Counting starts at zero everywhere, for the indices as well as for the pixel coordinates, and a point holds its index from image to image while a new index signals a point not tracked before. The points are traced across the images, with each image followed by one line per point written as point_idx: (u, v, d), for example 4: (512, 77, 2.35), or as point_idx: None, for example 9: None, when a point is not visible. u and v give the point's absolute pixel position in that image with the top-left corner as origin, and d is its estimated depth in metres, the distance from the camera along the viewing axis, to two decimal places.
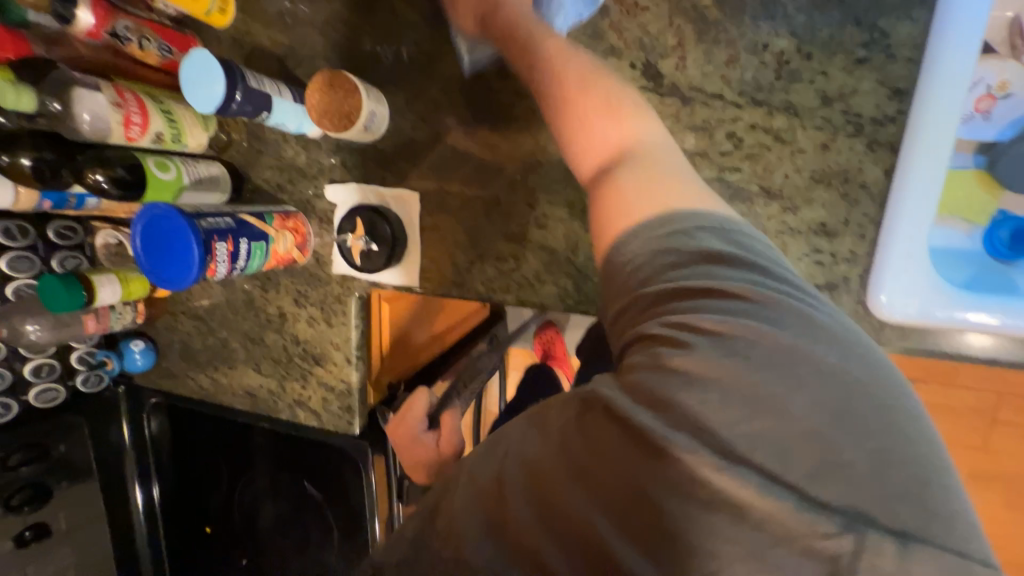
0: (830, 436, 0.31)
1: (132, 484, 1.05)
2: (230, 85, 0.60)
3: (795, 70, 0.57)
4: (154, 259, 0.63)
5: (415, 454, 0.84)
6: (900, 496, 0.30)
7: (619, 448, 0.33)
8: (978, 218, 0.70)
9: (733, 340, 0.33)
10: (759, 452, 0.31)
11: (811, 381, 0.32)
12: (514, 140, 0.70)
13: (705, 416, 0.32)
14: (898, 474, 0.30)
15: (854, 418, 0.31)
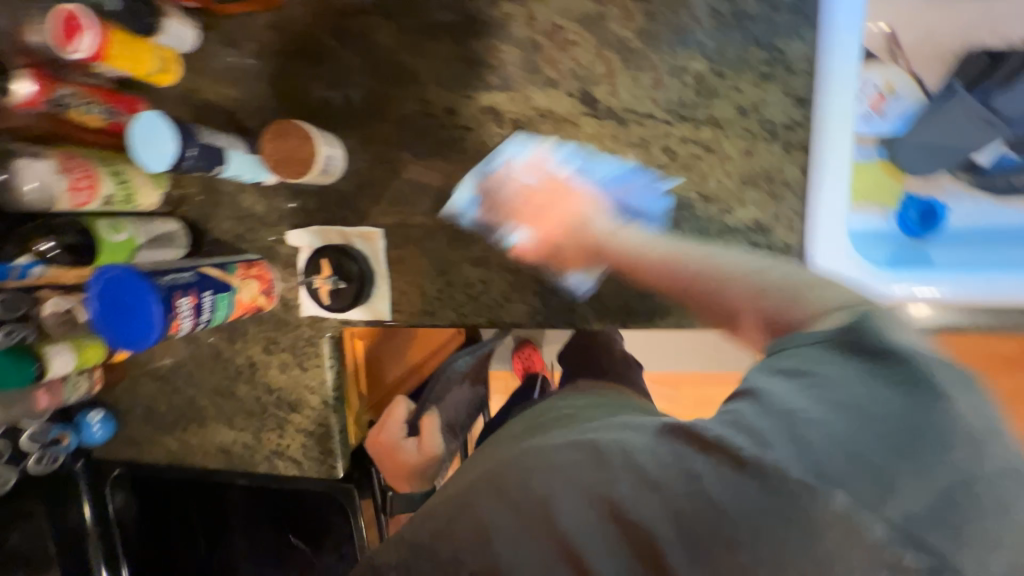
0: (901, 476, 0.35)
1: (98, 565, 1.00)
2: (183, 142, 0.61)
3: (712, 88, 0.64)
4: (111, 323, 0.61)
5: (401, 456, 0.99)
6: (945, 511, 0.34)
7: (698, 470, 0.40)
8: (890, 201, 0.78)
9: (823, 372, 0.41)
10: (831, 477, 0.36)
11: (883, 421, 0.37)
12: (468, 170, 0.73)
13: (779, 446, 0.38)
14: (953, 509, 0.34)
15: (925, 463, 0.36)
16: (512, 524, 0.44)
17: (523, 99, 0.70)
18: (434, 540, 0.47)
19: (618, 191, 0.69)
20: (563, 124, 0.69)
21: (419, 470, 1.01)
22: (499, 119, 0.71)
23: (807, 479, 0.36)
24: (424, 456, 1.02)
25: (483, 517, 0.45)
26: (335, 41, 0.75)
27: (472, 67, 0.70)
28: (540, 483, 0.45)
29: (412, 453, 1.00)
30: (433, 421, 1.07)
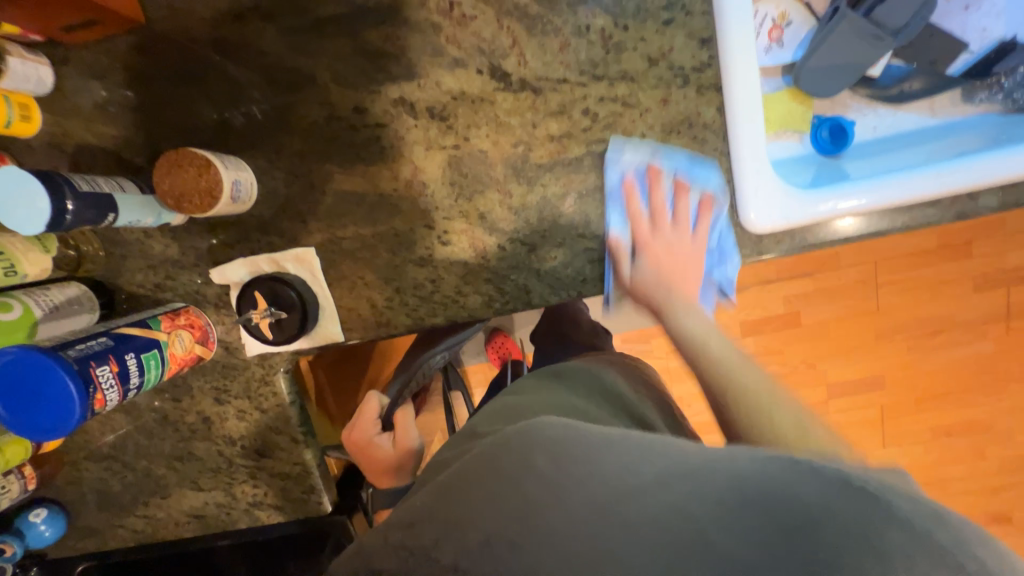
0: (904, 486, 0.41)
1: None
2: (56, 194, 0.53)
3: (619, 43, 0.63)
4: (23, 412, 0.54)
5: (374, 454, 0.89)
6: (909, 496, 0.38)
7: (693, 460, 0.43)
8: (803, 126, 0.82)
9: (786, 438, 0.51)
10: (871, 482, 0.39)
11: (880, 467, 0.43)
12: (392, 168, 0.70)
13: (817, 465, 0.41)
14: (920, 494, 0.39)
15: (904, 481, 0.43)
16: (506, 527, 0.40)
17: (433, 84, 0.66)
18: (419, 546, 0.41)
19: (548, 162, 0.68)
20: (479, 104, 0.66)
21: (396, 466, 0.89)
22: (413, 110, 0.67)
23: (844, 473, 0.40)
24: (398, 452, 0.90)
25: (478, 527, 0.40)
26: (217, 54, 0.68)
27: (373, 60, 0.66)
28: (569, 468, 0.43)
29: (388, 449, 0.90)
30: (408, 413, 0.95)
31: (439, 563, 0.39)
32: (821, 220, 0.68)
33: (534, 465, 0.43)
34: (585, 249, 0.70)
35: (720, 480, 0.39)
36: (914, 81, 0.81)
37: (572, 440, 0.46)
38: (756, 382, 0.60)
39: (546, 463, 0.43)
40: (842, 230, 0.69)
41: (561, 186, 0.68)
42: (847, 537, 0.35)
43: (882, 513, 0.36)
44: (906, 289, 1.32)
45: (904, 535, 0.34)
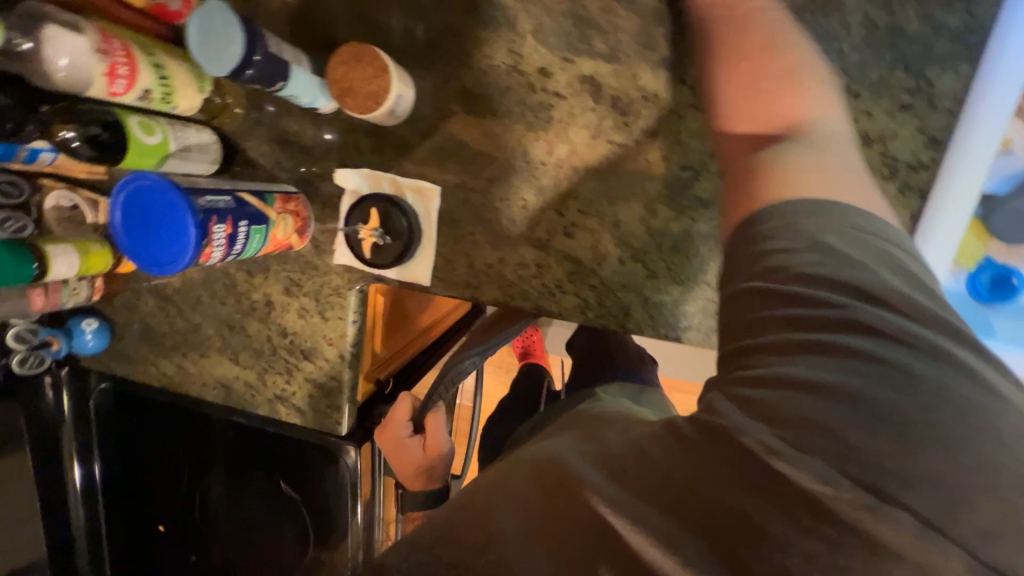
0: (939, 453, 0.30)
1: (70, 462, 0.96)
2: (250, 45, 0.52)
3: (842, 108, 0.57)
4: (137, 239, 0.54)
5: (407, 459, 0.87)
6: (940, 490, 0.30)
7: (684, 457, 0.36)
8: (967, 261, 0.75)
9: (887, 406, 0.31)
10: (868, 472, 0.31)
11: (901, 387, 0.32)
12: (547, 141, 0.66)
13: (833, 433, 0.31)
14: (989, 464, 0.30)
15: (947, 429, 0.31)
16: (521, 533, 0.37)
17: (629, 75, 0.62)
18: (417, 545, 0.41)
19: (707, 199, 0.63)
20: (665, 114, 0.62)
21: (430, 468, 0.89)
22: (596, 93, 0.64)
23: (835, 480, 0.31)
24: (429, 457, 0.88)
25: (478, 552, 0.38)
26: None
27: (580, 27, 0.62)
28: (554, 494, 0.39)
29: (417, 453, 0.88)
30: (441, 417, 0.88)
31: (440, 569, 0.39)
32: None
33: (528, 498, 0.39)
34: (702, 298, 0.66)
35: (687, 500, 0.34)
36: None
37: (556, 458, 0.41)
38: (810, 161, 0.43)
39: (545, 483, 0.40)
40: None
41: (709, 227, 0.64)
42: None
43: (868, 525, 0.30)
44: None
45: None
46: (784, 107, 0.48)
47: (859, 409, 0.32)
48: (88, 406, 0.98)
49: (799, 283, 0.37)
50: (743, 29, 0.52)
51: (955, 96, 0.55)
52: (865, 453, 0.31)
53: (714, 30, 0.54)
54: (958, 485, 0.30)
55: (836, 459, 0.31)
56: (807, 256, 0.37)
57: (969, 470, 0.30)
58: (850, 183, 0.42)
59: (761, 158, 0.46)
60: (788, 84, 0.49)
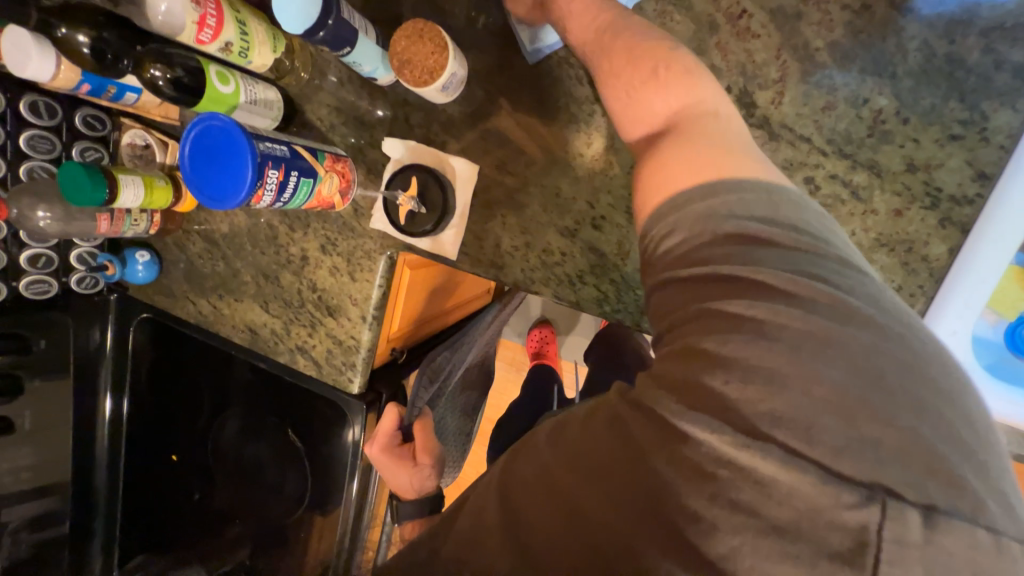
0: (834, 404, 0.32)
1: (104, 392, 1.05)
2: (326, 9, 0.56)
3: (889, 132, 0.57)
4: (201, 172, 0.59)
5: (397, 475, 0.85)
6: (885, 455, 0.32)
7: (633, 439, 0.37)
8: (1007, 312, 0.72)
9: (787, 364, 0.33)
10: (776, 429, 0.33)
11: (793, 346, 0.34)
12: (587, 134, 0.69)
13: (738, 402, 0.34)
14: (916, 415, 0.32)
15: (835, 375, 0.33)
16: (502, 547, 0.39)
17: None
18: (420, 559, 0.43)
19: None
20: None
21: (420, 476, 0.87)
22: None
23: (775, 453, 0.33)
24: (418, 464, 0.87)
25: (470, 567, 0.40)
26: None
27: None
28: (543, 486, 0.39)
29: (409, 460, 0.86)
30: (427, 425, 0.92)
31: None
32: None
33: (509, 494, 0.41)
34: None
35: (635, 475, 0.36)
36: None
37: (532, 448, 0.42)
38: (708, 147, 0.44)
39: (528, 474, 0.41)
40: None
41: None
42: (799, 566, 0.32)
43: (794, 482, 0.32)
44: None
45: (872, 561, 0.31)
46: (661, 97, 0.49)
47: (762, 375, 0.33)
48: (126, 339, 1.04)
49: (709, 262, 0.39)
50: (611, 39, 0.53)
51: (1010, 132, 0.54)
52: (758, 413, 0.33)
53: (569, 34, 0.57)
54: (898, 443, 0.32)
55: (740, 416, 0.34)
56: (702, 236, 0.40)
57: (878, 412, 0.32)
58: (745, 163, 0.43)
59: (652, 155, 0.47)
60: (654, 105, 0.49)
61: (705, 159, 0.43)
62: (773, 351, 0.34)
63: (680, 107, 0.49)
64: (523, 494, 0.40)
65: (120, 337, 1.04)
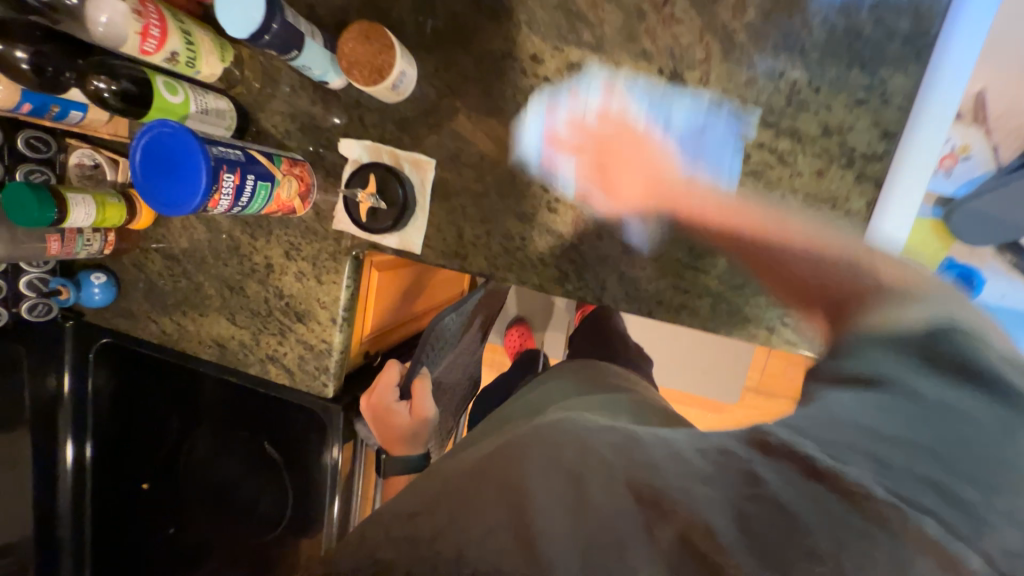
0: (940, 455, 0.39)
1: (64, 437, 1.01)
2: (270, 14, 0.58)
3: (804, 101, 0.63)
4: (155, 180, 0.59)
5: (388, 427, 0.88)
6: (988, 505, 0.37)
7: (756, 471, 0.43)
8: (931, 262, 0.79)
9: (922, 420, 0.41)
10: (906, 493, 0.38)
11: (934, 447, 0.40)
12: (536, 123, 0.72)
13: (873, 436, 0.41)
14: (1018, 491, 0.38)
15: (959, 428, 0.41)
16: (560, 518, 0.41)
17: (612, 64, 0.68)
18: (421, 535, 0.41)
19: (681, 181, 0.68)
20: (644, 100, 0.68)
21: (410, 432, 0.90)
22: (583, 80, 0.69)
23: (887, 495, 0.38)
24: (413, 421, 0.89)
25: (496, 516, 0.41)
26: None
27: (570, 21, 0.68)
28: (569, 465, 0.46)
29: (404, 417, 0.88)
30: (426, 383, 0.91)
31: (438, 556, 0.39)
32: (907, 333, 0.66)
33: (542, 465, 0.46)
34: (673, 273, 0.70)
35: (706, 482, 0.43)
36: None
37: (581, 440, 0.50)
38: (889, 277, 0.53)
39: (572, 458, 0.47)
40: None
41: (681, 207, 0.69)
42: (860, 558, 0.36)
43: (907, 531, 0.36)
44: None
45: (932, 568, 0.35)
46: (822, 288, 0.55)
47: (898, 421, 0.41)
48: (85, 383, 1.01)
49: (860, 368, 0.46)
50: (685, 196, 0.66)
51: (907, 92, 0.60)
52: (861, 443, 0.41)
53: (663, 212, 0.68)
54: (997, 502, 0.37)
55: (877, 484, 0.39)
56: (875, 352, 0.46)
57: (997, 511, 0.37)
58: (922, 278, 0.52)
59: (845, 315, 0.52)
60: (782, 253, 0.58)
61: (886, 301, 0.50)
62: (907, 412, 0.42)
63: (835, 265, 0.54)
64: (583, 485, 0.44)
65: (77, 377, 1.00)
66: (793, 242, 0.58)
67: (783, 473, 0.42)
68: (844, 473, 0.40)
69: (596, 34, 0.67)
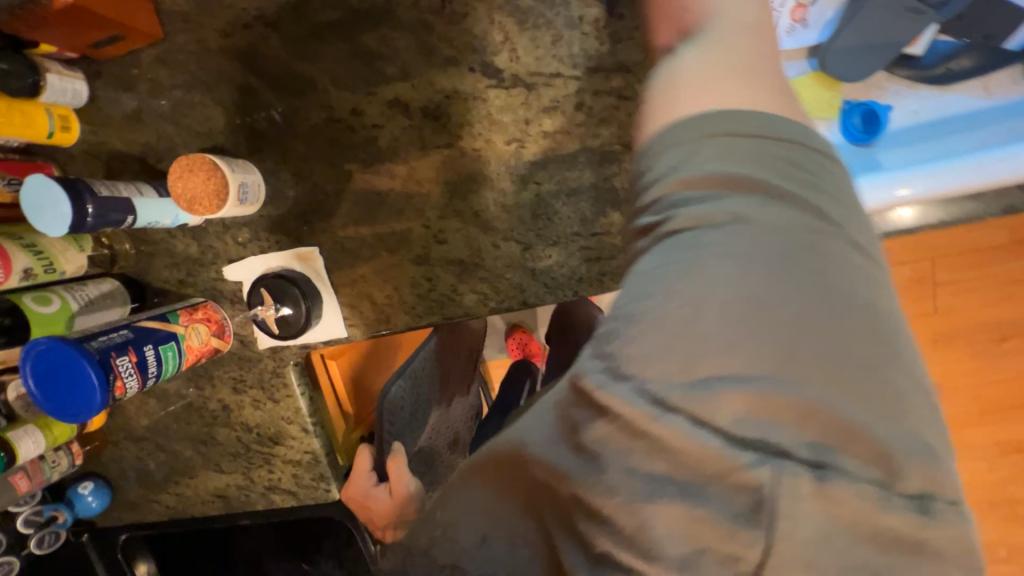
0: (759, 365, 0.30)
1: None
2: (77, 200, 0.57)
3: (615, 32, 0.61)
4: (52, 396, 0.59)
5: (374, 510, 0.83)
6: (807, 423, 0.29)
7: (592, 431, 0.33)
8: (831, 113, 0.75)
9: (720, 290, 0.31)
10: (703, 354, 0.30)
11: (782, 296, 0.30)
12: (387, 168, 0.70)
13: (685, 320, 0.31)
14: (858, 384, 0.29)
15: (760, 296, 0.30)
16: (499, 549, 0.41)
17: (425, 83, 0.65)
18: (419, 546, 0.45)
19: (542, 159, 0.66)
20: (471, 102, 0.65)
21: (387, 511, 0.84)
22: (407, 110, 0.67)
23: (647, 405, 0.31)
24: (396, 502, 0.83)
25: (469, 528, 0.42)
26: (224, 61, 0.70)
27: (369, 62, 0.66)
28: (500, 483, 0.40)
29: (386, 499, 0.84)
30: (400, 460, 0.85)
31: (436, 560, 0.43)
32: (877, 210, 0.62)
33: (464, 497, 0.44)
34: (580, 247, 0.68)
35: (555, 435, 0.36)
36: (963, 57, 0.72)
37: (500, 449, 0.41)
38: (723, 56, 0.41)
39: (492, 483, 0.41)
40: (897, 221, 0.62)
41: (554, 184, 0.66)
42: (623, 457, 0.32)
43: (659, 432, 0.31)
44: (967, 293, 1.24)
45: (676, 454, 0.31)
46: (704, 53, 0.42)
47: (730, 310, 0.30)
48: None
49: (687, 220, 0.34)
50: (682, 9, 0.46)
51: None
52: (699, 376, 0.30)
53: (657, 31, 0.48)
54: (833, 395, 0.29)
55: (653, 344, 0.31)
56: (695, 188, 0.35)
57: (800, 387, 0.29)
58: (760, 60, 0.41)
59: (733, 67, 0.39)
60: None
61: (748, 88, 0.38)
62: (706, 297, 0.31)
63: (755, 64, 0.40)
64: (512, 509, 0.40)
65: None
66: (754, 45, 0.41)
67: (581, 404, 0.34)
68: (610, 391, 0.32)
69: (398, 61, 0.65)
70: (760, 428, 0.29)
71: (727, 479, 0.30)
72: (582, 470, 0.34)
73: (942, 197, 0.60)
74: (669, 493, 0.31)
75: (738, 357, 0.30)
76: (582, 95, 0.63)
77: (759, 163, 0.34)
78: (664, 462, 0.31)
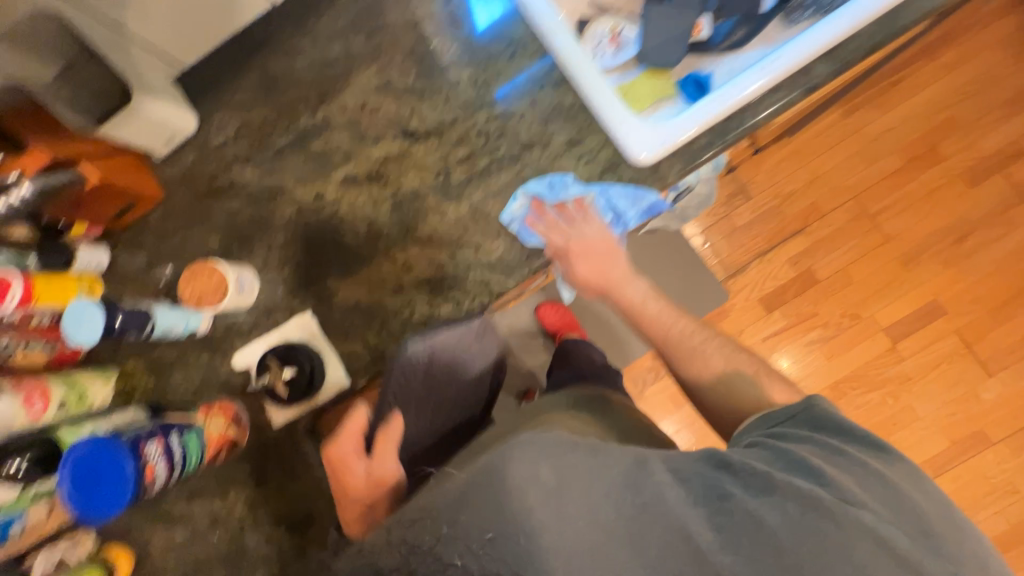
0: (873, 496, 0.55)
1: None
2: (110, 310, 0.71)
3: (485, 80, 0.85)
4: (79, 493, 0.61)
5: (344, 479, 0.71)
6: (914, 528, 0.52)
7: (762, 497, 0.53)
8: (670, 92, 0.99)
9: (824, 462, 0.58)
10: (828, 485, 0.55)
11: (866, 479, 0.57)
12: (352, 228, 0.86)
13: (809, 467, 0.57)
14: (930, 524, 0.53)
15: (856, 466, 0.58)
16: (566, 542, 0.49)
17: (366, 159, 0.86)
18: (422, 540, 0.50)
19: (466, 178, 0.84)
20: (402, 158, 0.85)
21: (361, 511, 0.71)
22: (357, 182, 0.86)
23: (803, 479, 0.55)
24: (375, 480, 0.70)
25: (482, 526, 0.50)
26: (212, 199, 0.91)
27: (320, 160, 0.88)
28: (574, 494, 0.51)
29: (360, 475, 0.71)
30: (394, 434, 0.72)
31: (444, 560, 0.49)
32: (717, 119, 0.79)
33: (526, 487, 0.51)
34: (519, 232, 0.82)
35: (717, 504, 0.53)
36: (740, 28, 0.99)
37: (563, 462, 0.54)
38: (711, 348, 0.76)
39: (551, 479, 0.52)
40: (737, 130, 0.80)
41: (481, 192, 0.83)
42: (794, 523, 0.51)
43: (830, 511, 0.52)
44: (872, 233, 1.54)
45: (844, 529, 0.51)
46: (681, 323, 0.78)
47: (840, 468, 0.57)
48: None
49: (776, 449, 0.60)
50: (612, 272, 0.80)
51: (594, 288, 0.80)
52: (817, 473, 0.56)
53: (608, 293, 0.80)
54: (916, 524, 0.53)
55: (807, 483, 0.54)
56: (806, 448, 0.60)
57: (898, 518, 0.53)
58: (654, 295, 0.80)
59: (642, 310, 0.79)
60: (600, 248, 0.80)
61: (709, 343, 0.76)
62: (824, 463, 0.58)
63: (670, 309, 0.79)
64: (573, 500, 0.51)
65: None
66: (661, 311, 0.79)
67: (735, 476, 0.55)
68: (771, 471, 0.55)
69: (342, 151, 0.87)
70: (881, 520, 0.52)
71: (873, 540, 0.50)
72: (756, 530, 0.51)
73: (753, 97, 0.78)
74: (830, 551, 0.49)
75: (860, 501, 0.54)
76: (478, 124, 0.84)
77: (824, 428, 0.63)
78: (847, 530, 0.51)
